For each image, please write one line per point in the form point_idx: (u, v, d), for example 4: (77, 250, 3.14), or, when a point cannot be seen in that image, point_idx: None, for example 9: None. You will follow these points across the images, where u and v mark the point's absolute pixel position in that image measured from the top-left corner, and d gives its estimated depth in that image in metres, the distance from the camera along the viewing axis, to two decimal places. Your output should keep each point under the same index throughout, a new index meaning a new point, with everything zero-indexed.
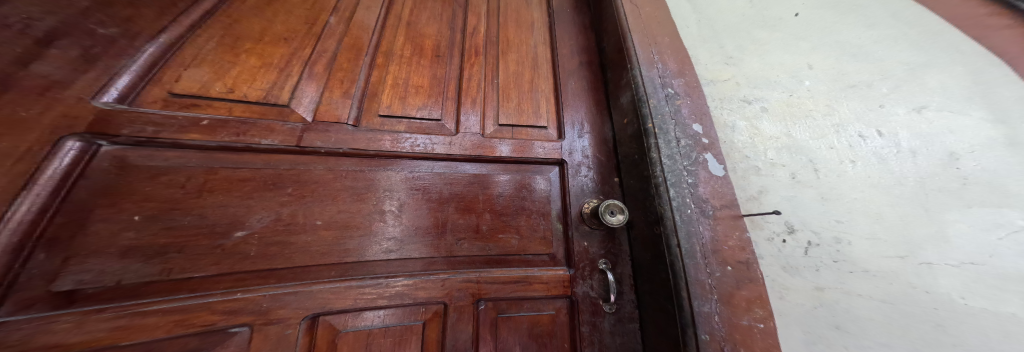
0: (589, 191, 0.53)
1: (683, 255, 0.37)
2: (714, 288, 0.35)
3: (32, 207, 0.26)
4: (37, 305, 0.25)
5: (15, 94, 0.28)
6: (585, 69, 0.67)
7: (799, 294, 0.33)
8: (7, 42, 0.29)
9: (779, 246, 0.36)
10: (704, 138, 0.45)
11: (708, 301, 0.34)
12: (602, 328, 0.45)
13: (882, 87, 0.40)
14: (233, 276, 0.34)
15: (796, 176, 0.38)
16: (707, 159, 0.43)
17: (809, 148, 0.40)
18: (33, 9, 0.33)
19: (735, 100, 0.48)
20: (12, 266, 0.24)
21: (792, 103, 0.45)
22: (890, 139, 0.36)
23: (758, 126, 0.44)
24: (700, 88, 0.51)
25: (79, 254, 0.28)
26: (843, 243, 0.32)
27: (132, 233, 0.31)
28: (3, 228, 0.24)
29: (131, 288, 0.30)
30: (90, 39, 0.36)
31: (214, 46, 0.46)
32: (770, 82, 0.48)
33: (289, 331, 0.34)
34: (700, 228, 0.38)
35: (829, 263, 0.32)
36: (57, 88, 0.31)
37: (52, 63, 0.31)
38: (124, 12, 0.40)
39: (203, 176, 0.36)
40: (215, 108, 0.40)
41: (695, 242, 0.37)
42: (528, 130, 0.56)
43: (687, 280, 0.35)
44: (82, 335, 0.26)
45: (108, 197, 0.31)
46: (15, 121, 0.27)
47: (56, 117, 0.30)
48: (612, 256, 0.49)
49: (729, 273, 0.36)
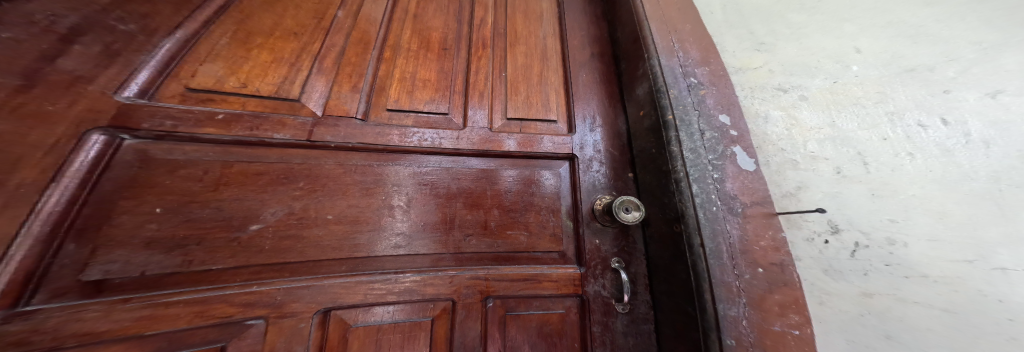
0: (602, 187, 0.51)
1: (707, 255, 0.35)
2: (743, 291, 0.33)
3: (62, 198, 0.27)
4: (69, 293, 0.26)
5: (42, 90, 0.29)
6: (597, 60, 0.65)
7: (844, 301, 0.31)
8: (33, 41, 0.31)
9: (820, 247, 0.34)
10: (732, 131, 0.43)
11: (734, 305, 0.32)
12: (615, 328, 0.44)
13: (949, 71, 0.36)
14: (250, 269, 0.35)
15: (840, 171, 0.36)
16: (735, 152, 0.41)
17: (857, 139, 0.37)
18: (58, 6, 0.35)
19: (768, 88, 0.46)
20: (43, 256, 0.25)
21: (835, 91, 0.42)
22: (956, 128, 0.32)
23: (796, 116, 0.42)
24: (726, 77, 0.49)
25: (106, 245, 0.30)
26: (898, 245, 0.30)
27: (154, 225, 0.33)
28: (34, 218, 0.25)
29: (154, 278, 0.31)
30: (111, 35, 0.37)
31: (228, 42, 0.47)
32: (809, 69, 0.46)
33: (303, 325, 0.34)
34: (726, 227, 0.36)
35: (878, 266, 0.30)
36: (81, 83, 0.32)
37: (76, 59, 0.33)
38: (141, 9, 0.42)
39: (219, 170, 0.37)
40: (229, 103, 0.40)
41: (721, 241, 0.35)
42: (536, 124, 0.54)
43: (711, 282, 0.34)
44: (110, 324, 0.26)
45: (132, 189, 0.33)
46: (41, 115, 0.28)
47: (82, 111, 0.31)
48: (625, 254, 0.48)
49: (760, 276, 0.34)
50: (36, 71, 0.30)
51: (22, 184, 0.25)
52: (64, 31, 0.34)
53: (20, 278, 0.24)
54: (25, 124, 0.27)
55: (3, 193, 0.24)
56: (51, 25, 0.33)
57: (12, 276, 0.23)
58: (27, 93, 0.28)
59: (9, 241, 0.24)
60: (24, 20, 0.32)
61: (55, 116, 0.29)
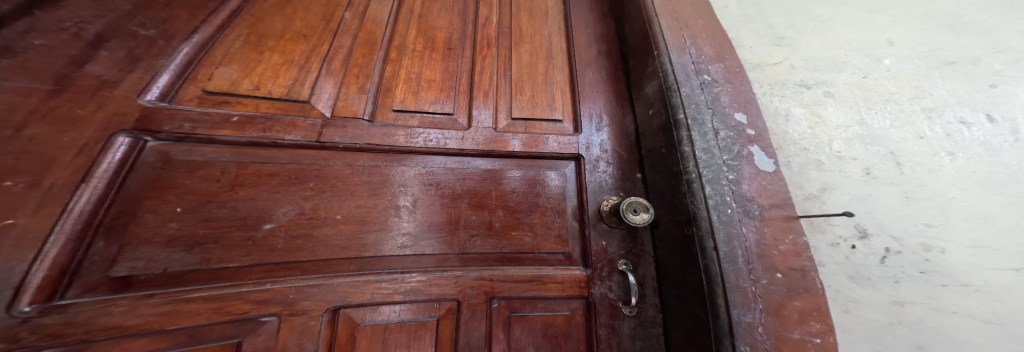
0: (609, 187, 0.50)
1: (721, 258, 0.34)
2: (759, 297, 0.32)
3: (91, 198, 0.29)
4: (99, 288, 0.28)
5: (72, 94, 0.31)
6: (604, 58, 0.64)
7: (872, 309, 0.28)
8: (63, 46, 0.33)
9: (846, 252, 0.31)
10: (749, 130, 0.41)
11: (750, 311, 0.31)
12: (622, 331, 0.43)
13: (996, 63, 0.32)
14: (264, 267, 0.36)
15: (870, 172, 0.33)
16: (752, 152, 0.40)
17: (888, 138, 0.34)
18: (86, 13, 0.37)
19: (789, 85, 0.44)
20: (75, 253, 0.27)
21: (863, 86, 0.39)
22: (1006, 125, 0.28)
23: (821, 114, 0.40)
24: (744, 73, 0.47)
25: (132, 242, 0.31)
26: (935, 252, 0.27)
27: (175, 224, 0.34)
28: (65, 217, 0.27)
29: (175, 275, 0.32)
30: (133, 40, 0.39)
31: (241, 45, 0.48)
32: (835, 63, 0.43)
33: (313, 322, 0.35)
34: (743, 230, 0.35)
35: (912, 274, 0.27)
36: (107, 87, 0.34)
37: (103, 64, 0.35)
38: (161, 15, 0.43)
39: (235, 170, 0.38)
40: (243, 105, 0.42)
41: (737, 245, 0.34)
42: (542, 123, 0.54)
43: (726, 287, 0.32)
44: (136, 318, 0.28)
45: (155, 189, 0.34)
46: (73, 118, 0.30)
47: (108, 114, 0.33)
48: (633, 256, 0.47)
49: (778, 281, 0.32)
50: (66, 76, 0.32)
51: (56, 184, 0.27)
52: (91, 37, 0.36)
53: (55, 274, 0.26)
54: (58, 127, 0.29)
55: (39, 193, 0.26)
56: (79, 32, 0.35)
57: (47, 271, 0.25)
58: (59, 97, 0.30)
59: (43, 238, 0.26)
60: (56, 27, 0.33)
61: (85, 119, 0.31)
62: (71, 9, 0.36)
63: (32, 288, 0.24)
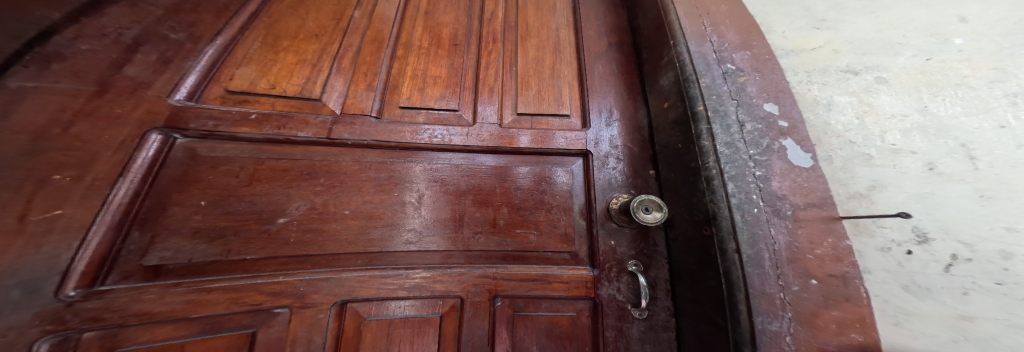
0: (619, 184, 0.48)
1: (744, 262, 0.31)
2: (788, 304, 0.29)
3: (128, 191, 0.32)
4: (133, 276, 0.31)
5: (112, 95, 0.34)
6: (616, 50, 0.61)
7: (933, 324, 0.24)
8: (106, 51, 0.36)
9: (900, 259, 0.28)
10: (783, 122, 0.38)
11: (777, 319, 0.28)
12: (630, 335, 0.42)
13: None
14: (277, 260, 0.37)
15: (933, 167, 0.29)
16: (786, 146, 0.36)
17: (958, 128, 0.29)
18: (124, 20, 0.40)
19: (832, 71, 0.40)
20: (114, 242, 0.30)
21: (924, 70, 0.34)
22: None
23: (871, 101, 0.36)
24: (773, 61, 0.43)
25: (161, 233, 0.34)
26: (1015, 260, 0.22)
27: (199, 216, 0.36)
28: (106, 209, 0.30)
29: (200, 266, 0.34)
30: (165, 44, 0.42)
31: (259, 46, 0.49)
32: (890, 46, 0.38)
33: (321, 316, 0.36)
34: (769, 231, 0.32)
35: (985, 285, 0.23)
36: (142, 88, 0.37)
37: (139, 67, 0.38)
38: (189, 19, 0.46)
39: (252, 166, 0.40)
40: (261, 104, 0.43)
41: (762, 247, 0.31)
42: (549, 119, 0.52)
43: (750, 292, 0.29)
44: (163, 306, 0.30)
45: (183, 184, 0.36)
46: (111, 118, 0.33)
47: (143, 113, 0.36)
48: (644, 257, 0.45)
49: (813, 289, 0.29)
50: (109, 78, 0.35)
51: (98, 178, 0.30)
52: (129, 42, 0.39)
53: (97, 261, 0.29)
54: (99, 126, 0.32)
55: (82, 186, 0.29)
56: (119, 37, 0.38)
57: (91, 259, 0.28)
58: (101, 97, 0.33)
59: (86, 228, 0.29)
60: (99, 33, 0.37)
61: (122, 118, 0.34)
62: (112, 16, 0.39)
63: (77, 274, 0.27)
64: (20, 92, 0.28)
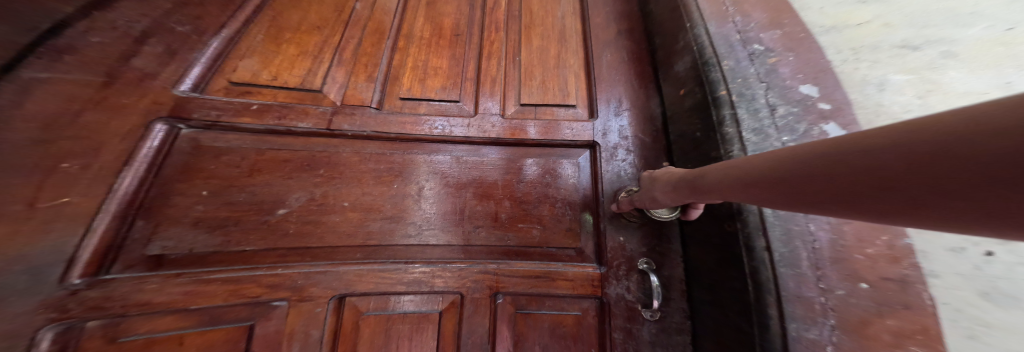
0: (628, 177, 0.46)
1: (775, 263, 0.29)
2: (831, 311, 0.27)
3: (133, 180, 0.33)
4: (137, 266, 0.31)
5: (120, 85, 0.35)
6: (626, 39, 0.58)
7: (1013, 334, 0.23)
8: (115, 43, 0.37)
9: (976, 262, 0.26)
10: (823, 104, 0.35)
11: (815, 326, 0.26)
12: (640, 336, 0.40)
13: None
14: (277, 252, 0.37)
15: None
16: (827, 130, 0.33)
17: None
18: (134, 13, 0.40)
19: (885, 47, 0.37)
20: (118, 231, 0.31)
21: (1006, 40, 0.31)
22: None
23: (934, 79, 0.33)
24: (810, 38, 0.41)
25: (165, 222, 0.34)
26: None
27: (201, 206, 0.36)
28: (111, 198, 0.31)
29: (201, 256, 0.34)
30: (171, 36, 0.41)
31: (262, 39, 0.48)
32: (957, 17, 0.35)
33: (319, 309, 0.36)
34: (809, 227, 0.30)
35: None
36: (148, 79, 0.37)
37: (146, 58, 0.38)
38: (195, 12, 0.45)
39: (253, 157, 0.39)
40: (262, 95, 0.42)
41: (799, 246, 0.29)
42: (554, 109, 0.50)
43: (782, 295, 0.28)
44: (164, 297, 0.30)
45: (185, 173, 0.36)
46: (117, 107, 0.34)
47: (149, 104, 0.36)
48: (657, 255, 0.43)
49: (863, 293, 0.27)
50: (116, 70, 0.36)
51: (104, 166, 0.31)
52: (137, 35, 0.39)
53: (101, 250, 0.29)
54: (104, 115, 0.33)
55: (89, 174, 0.30)
56: (129, 30, 0.39)
57: (96, 247, 0.29)
58: (110, 88, 0.35)
59: (90, 217, 0.29)
60: (110, 27, 0.37)
61: (128, 107, 0.35)
62: (122, 10, 0.39)
63: (82, 262, 0.28)
64: (33, 82, 0.30)
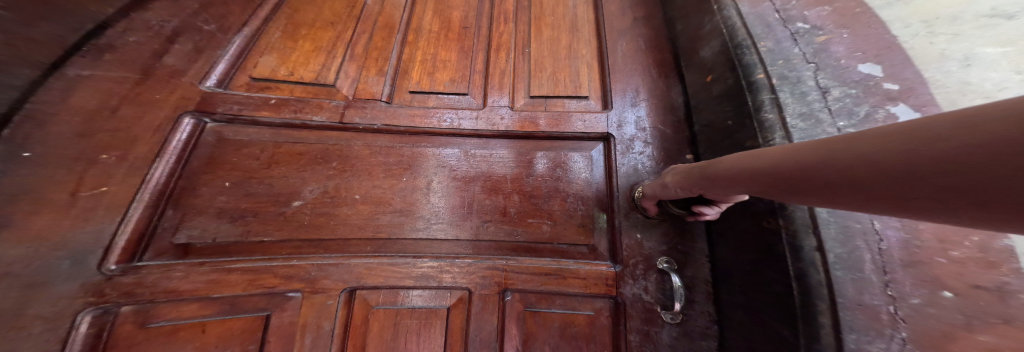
0: (646, 171, 0.44)
1: (828, 264, 0.26)
2: (902, 322, 0.23)
3: (163, 171, 0.34)
4: (167, 253, 0.32)
5: (152, 82, 0.37)
6: (643, 27, 0.55)
7: None
8: (148, 43, 0.39)
9: None
10: (891, 84, 0.31)
11: (883, 339, 0.23)
12: (659, 339, 0.38)
13: None
14: (292, 243, 0.37)
15: None
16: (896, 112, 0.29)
17: None
18: (165, 14, 0.42)
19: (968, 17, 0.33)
20: (149, 220, 0.33)
21: None
22: None
23: None
24: (868, 13, 0.36)
25: (191, 212, 0.35)
26: None
27: (223, 197, 0.37)
28: (144, 188, 0.33)
29: (224, 246, 0.35)
30: (199, 35, 0.43)
31: (280, 35, 0.49)
32: None
33: (330, 301, 0.36)
34: (869, 224, 0.27)
35: None
36: (178, 75, 0.39)
37: (176, 56, 0.40)
38: (220, 11, 0.46)
39: (271, 150, 0.40)
40: (280, 90, 0.43)
41: (858, 245, 0.26)
42: (565, 101, 0.48)
43: (835, 301, 0.25)
44: (189, 284, 0.31)
45: (210, 166, 0.37)
46: (146, 101, 0.36)
47: (178, 99, 0.38)
48: (678, 254, 0.41)
49: (944, 304, 0.23)
50: (150, 67, 0.38)
51: (137, 157, 0.33)
52: (168, 34, 0.41)
53: (135, 237, 0.31)
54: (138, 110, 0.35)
55: (124, 166, 0.32)
56: (161, 30, 0.41)
57: (129, 234, 0.31)
58: (143, 84, 0.36)
59: (126, 207, 0.31)
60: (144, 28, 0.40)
61: (159, 103, 0.36)
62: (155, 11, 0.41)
63: (118, 249, 0.30)
64: (76, 79, 0.33)
